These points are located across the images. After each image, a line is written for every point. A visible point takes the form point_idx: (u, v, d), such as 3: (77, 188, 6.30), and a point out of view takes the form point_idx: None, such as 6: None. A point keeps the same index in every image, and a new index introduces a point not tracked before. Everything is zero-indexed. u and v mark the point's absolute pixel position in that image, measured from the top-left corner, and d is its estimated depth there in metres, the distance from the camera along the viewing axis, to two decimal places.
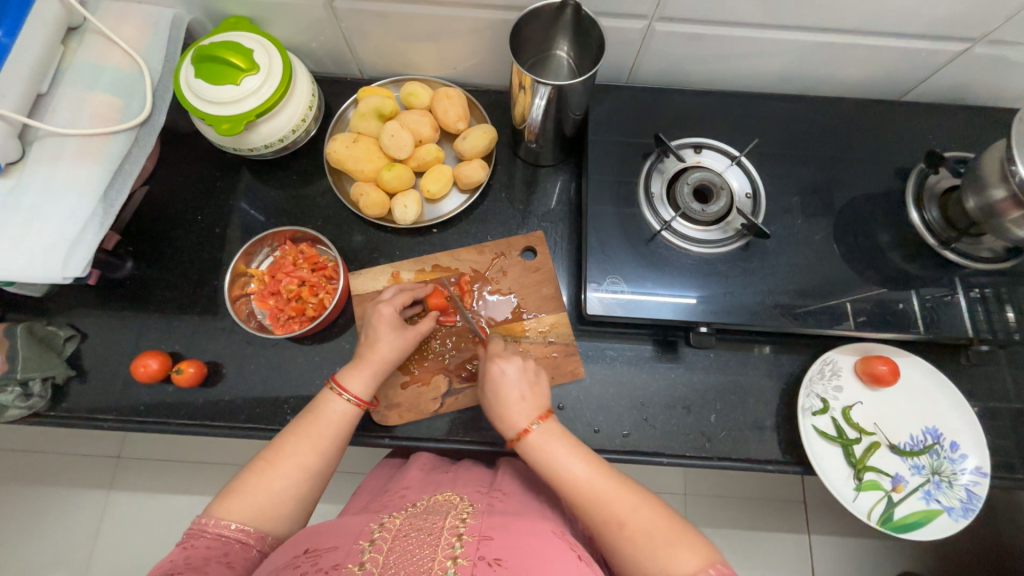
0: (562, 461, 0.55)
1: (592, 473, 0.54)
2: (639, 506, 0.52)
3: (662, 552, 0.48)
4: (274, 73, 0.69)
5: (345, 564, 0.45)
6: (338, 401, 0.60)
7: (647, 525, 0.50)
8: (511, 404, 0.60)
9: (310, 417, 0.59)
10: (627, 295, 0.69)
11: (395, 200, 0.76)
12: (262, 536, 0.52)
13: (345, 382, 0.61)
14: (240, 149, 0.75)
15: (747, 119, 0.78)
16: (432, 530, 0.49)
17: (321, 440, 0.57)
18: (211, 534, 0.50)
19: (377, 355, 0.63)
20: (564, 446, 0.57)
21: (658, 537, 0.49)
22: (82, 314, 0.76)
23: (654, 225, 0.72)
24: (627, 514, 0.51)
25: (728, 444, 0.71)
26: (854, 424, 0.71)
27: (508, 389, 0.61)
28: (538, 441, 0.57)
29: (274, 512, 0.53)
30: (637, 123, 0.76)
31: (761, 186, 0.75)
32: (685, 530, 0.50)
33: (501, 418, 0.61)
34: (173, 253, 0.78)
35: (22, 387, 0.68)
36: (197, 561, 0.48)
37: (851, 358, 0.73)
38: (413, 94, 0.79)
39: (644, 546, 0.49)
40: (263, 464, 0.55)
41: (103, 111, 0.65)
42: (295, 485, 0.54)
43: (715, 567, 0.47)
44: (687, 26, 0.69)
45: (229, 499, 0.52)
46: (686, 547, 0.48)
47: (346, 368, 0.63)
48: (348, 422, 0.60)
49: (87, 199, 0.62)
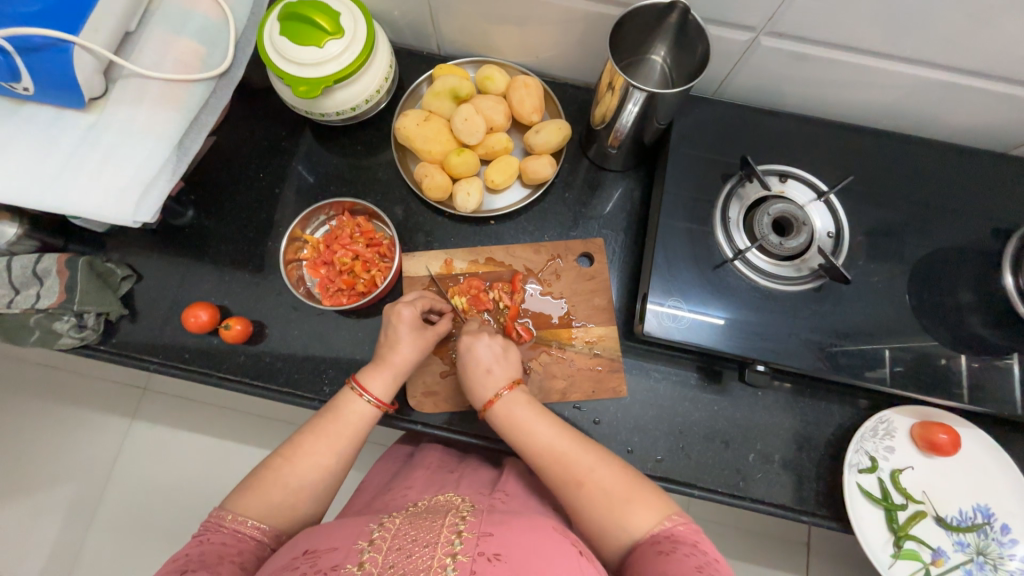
0: (528, 425, 0.57)
1: (557, 437, 0.55)
2: (600, 466, 0.53)
3: (618, 510, 0.50)
4: (358, 40, 0.67)
5: (344, 564, 0.45)
6: (357, 402, 0.60)
7: (606, 484, 0.51)
8: (480, 375, 0.61)
9: (329, 416, 0.59)
10: (687, 320, 0.66)
11: (458, 186, 0.74)
12: (275, 534, 0.53)
13: (366, 383, 0.61)
14: (311, 113, 0.74)
15: (839, 151, 0.73)
16: (431, 527, 0.48)
17: (338, 441, 0.57)
18: (227, 529, 0.50)
19: (398, 357, 0.63)
20: (529, 412, 0.58)
21: (615, 496, 0.50)
22: (140, 255, 0.77)
23: (726, 252, 0.68)
24: (586, 474, 0.52)
25: (764, 486, 0.69)
26: (901, 489, 0.67)
27: (481, 360, 0.62)
28: (505, 409, 0.59)
29: (289, 511, 0.54)
30: (721, 141, 0.72)
31: (845, 225, 0.70)
32: (642, 488, 0.52)
33: (471, 389, 0.62)
34: (232, 208, 0.79)
35: (77, 317, 0.70)
36: (211, 558, 0.47)
37: (908, 420, 0.70)
38: (490, 78, 0.76)
39: (600, 503, 0.51)
40: (281, 461, 0.55)
41: (187, 58, 0.65)
42: (311, 485, 0.55)
43: (671, 519, 0.49)
44: (797, 45, 0.64)
45: (247, 495, 0.53)
46: (642, 504, 0.50)
47: (365, 370, 0.62)
48: (366, 424, 0.60)
49: (163, 144, 0.62)
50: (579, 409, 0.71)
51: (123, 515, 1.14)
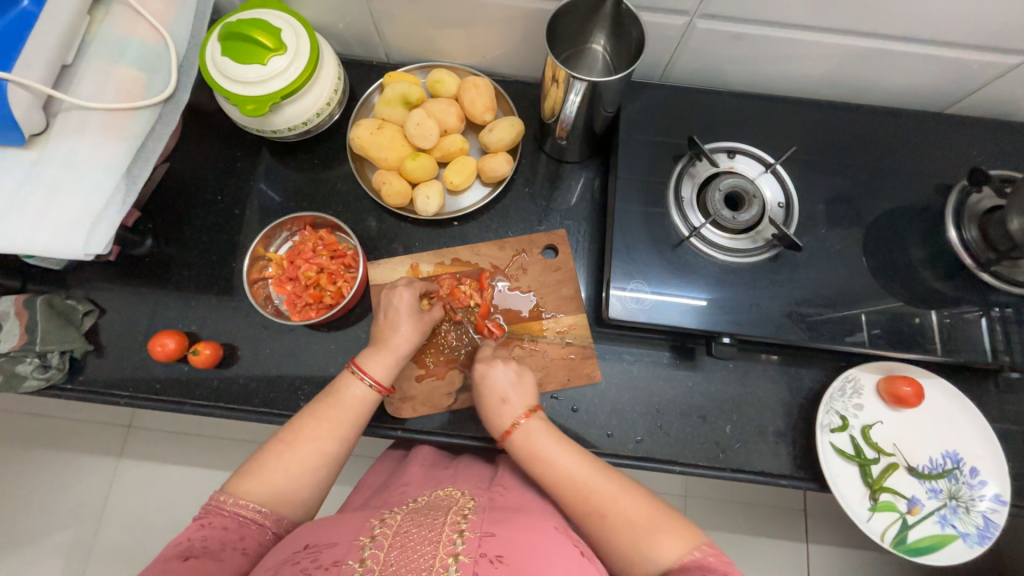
0: (550, 456, 0.56)
1: (577, 467, 0.56)
2: (624, 496, 0.53)
3: (643, 540, 0.50)
4: (301, 55, 0.68)
5: (346, 561, 0.45)
6: (358, 385, 0.60)
7: (629, 514, 0.52)
8: (499, 403, 0.62)
9: (330, 401, 0.58)
10: (650, 300, 0.67)
11: (417, 190, 0.75)
12: (277, 519, 0.52)
13: (365, 366, 0.61)
14: (263, 131, 0.74)
15: (784, 124, 0.75)
16: (433, 525, 0.49)
17: (340, 425, 0.57)
18: (228, 513, 0.50)
19: (397, 339, 0.63)
20: (550, 441, 0.58)
21: (642, 526, 0.51)
22: (101, 289, 0.75)
23: (682, 231, 0.70)
24: (611, 505, 0.52)
25: (742, 455, 0.70)
26: (873, 444, 0.70)
27: (498, 388, 0.62)
28: (523, 436, 0.58)
29: (290, 495, 0.53)
30: (669, 124, 0.74)
31: (795, 194, 0.72)
32: (669, 517, 0.52)
33: (490, 419, 0.62)
34: (192, 233, 0.78)
35: (40, 358, 0.68)
36: (214, 545, 0.47)
37: (874, 376, 0.72)
38: (440, 82, 0.77)
39: (627, 536, 0.51)
40: (280, 444, 0.55)
41: (128, 85, 0.64)
42: (312, 467, 0.54)
43: (699, 549, 0.49)
44: (731, 25, 0.66)
45: (247, 478, 0.52)
46: (669, 534, 0.50)
47: (365, 353, 0.62)
48: (367, 407, 0.60)
49: (112, 174, 0.62)
50: (556, 398, 0.71)
51: (114, 555, 1.12)
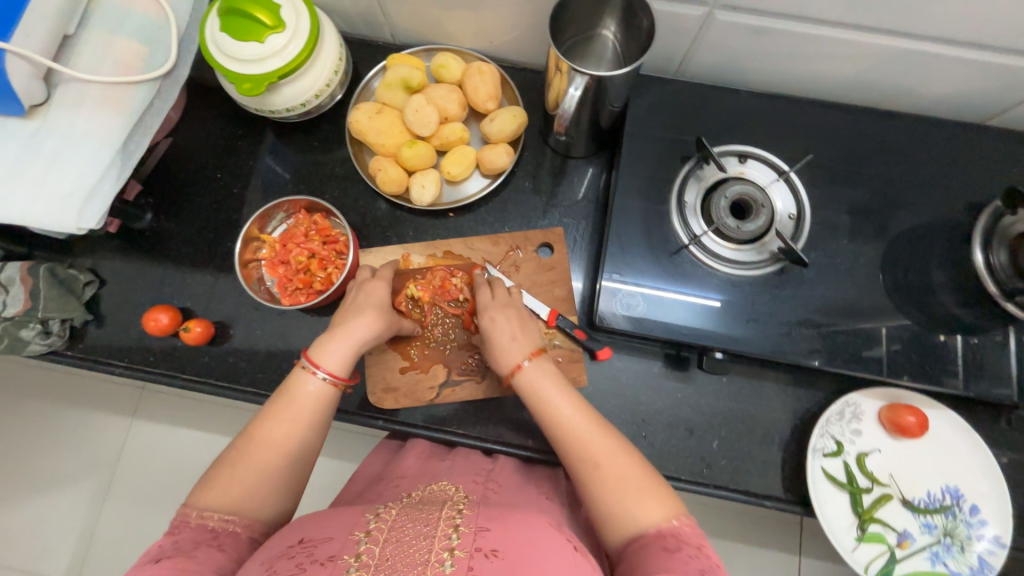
0: (553, 400, 0.55)
1: (578, 416, 0.54)
2: (619, 453, 0.52)
3: (627, 498, 0.49)
4: (300, 33, 0.66)
5: (341, 556, 0.45)
6: (311, 379, 0.58)
7: (621, 471, 0.51)
8: (506, 343, 0.60)
9: (284, 400, 0.57)
10: (642, 309, 0.64)
11: (413, 179, 0.73)
12: (247, 523, 0.52)
13: (317, 359, 0.58)
14: (261, 111, 0.73)
15: (805, 129, 0.70)
16: (427, 520, 0.49)
17: (295, 422, 0.56)
18: (195, 523, 0.50)
19: (354, 327, 0.61)
20: (554, 384, 0.56)
21: (629, 483, 0.50)
22: (103, 260, 0.77)
23: (682, 237, 0.66)
24: (604, 457, 0.51)
25: (728, 472, 0.68)
26: (867, 472, 0.67)
27: (503, 334, 0.60)
28: (532, 377, 0.57)
29: (253, 500, 0.53)
30: (681, 119, 0.69)
31: (808, 205, 0.68)
32: (655, 482, 0.51)
33: (497, 355, 0.60)
34: (192, 209, 0.78)
35: (42, 324, 0.71)
36: (187, 546, 0.48)
37: (877, 402, 0.68)
38: (443, 66, 0.74)
39: (613, 491, 0.50)
40: (237, 452, 0.54)
41: (128, 58, 0.64)
42: (271, 470, 0.54)
43: (678, 519, 0.49)
44: (751, 18, 0.61)
45: (208, 489, 0.52)
46: (653, 497, 0.50)
47: (317, 345, 0.59)
48: (324, 399, 0.58)
49: (107, 147, 0.61)
50: None
51: (120, 511, 1.18)
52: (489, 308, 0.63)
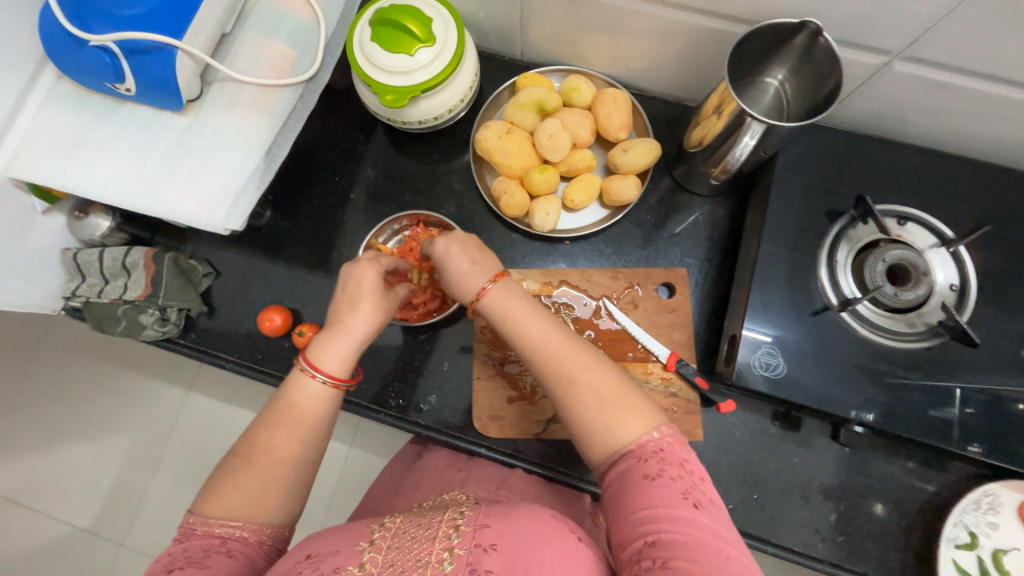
0: (522, 322, 0.52)
1: (549, 334, 0.51)
2: (593, 367, 0.49)
3: (608, 415, 0.46)
4: (448, 47, 0.65)
5: (346, 566, 0.43)
6: (310, 384, 0.53)
7: (598, 386, 0.48)
8: (465, 273, 0.57)
9: (281, 404, 0.53)
10: (782, 372, 0.60)
11: (537, 204, 0.71)
12: (257, 528, 0.49)
13: (317, 362, 0.54)
14: (393, 121, 0.72)
15: (968, 192, 0.65)
16: (429, 524, 0.47)
17: (296, 429, 0.52)
18: (202, 531, 0.48)
19: (354, 321, 0.56)
20: (523, 305, 0.53)
21: (608, 397, 0.47)
22: (219, 253, 0.78)
23: (830, 299, 0.62)
24: (578, 374, 0.48)
25: (845, 551, 0.64)
26: (1004, 572, 0.60)
27: (451, 275, 0.58)
28: (497, 300, 0.54)
29: (265, 506, 0.50)
30: (836, 171, 0.65)
31: (974, 285, 0.61)
32: (634, 395, 0.48)
33: (459, 290, 0.58)
34: (308, 211, 0.79)
35: (160, 311, 0.72)
36: (197, 553, 0.46)
37: (1017, 495, 0.62)
38: (576, 89, 0.72)
39: (589, 406, 0.47)
40: (239, 459, 0.50)
41: (278, 61, 0.64)
42: (281, 478, 0.50)
43: (659, 430, 0.46)
44: (935, 72, 0.57)
45: (213, 496, 0.49)
46: (633, 412, 0.47)
47: (318, 346, 0.55)
48: (325, 408, 0.54)
49: (255, 150, 0.61)
50: None
51: None
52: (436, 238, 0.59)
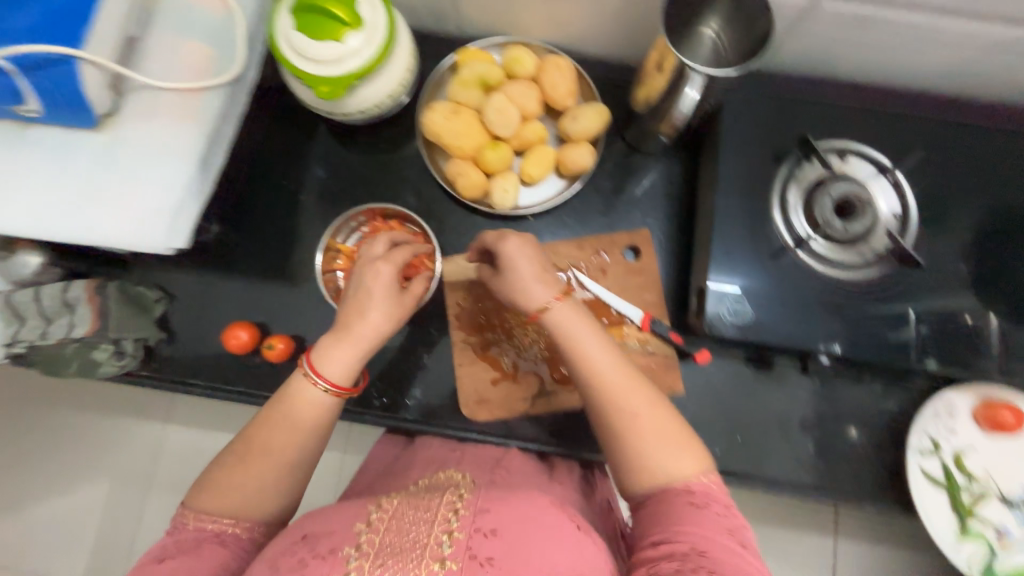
0: (587, 353, 0.51)
1: (614, 369, 0.50)
2: (654, 406, 0.50)
3: (660, 451, 0.48)
4: (379, 28, 0.62)
5: (342, 548, 0.43)
6: (310, 390, 0.52)
7: (663, 426, 0.49)
8: (531, 279, 0.53)
9: (278, 408, 0.52)
10: (750, 316, 0.62)
11: (494, 182, 0.70)
12: (249, 525, 0.50)
13: (318, 367, 0.52)
14: (333, 114, 0.69)
15: (902, 122, 0.68)
16: (429, 505, 0.46)
17: (293, 434, 0.51)
18: (193, 527, 0.48)
19: (365, 327, 0.53)
20: (586, 327, 0.52)
21: (667, 436, 0.48)
22: (169, 275, 0.74)
23: (786, 239, 0.64)
24: (640, 411, 0.49)
25: (825, 473, 0.68)
26: (965, 470, 0.66)
27: (514, 267, 0.53)
28: (563, 319, 0.52)
29: (259, 504, 0.50)
30: (780, 114, 0.66)
31: (913, 205, 0.65)
32: (687, 434, 0.50)
33: (516, 298, 0.54)
34: (258, 219, 0.75)
35: (115, 344, 0.67)
36: (189, 544, 0.47)
37: (971, 399, 0.68)
38: (518, 60, 0.71)
39: (648, 445, 0.48)
40: (234, 459, 0.50)
41: (198, 62, 0.60)
42: (276, 480, 0.50)
43: (707, 476, 0.48)
44: (858, 8, 0.58)
45: (207, 492, 0.49)
46: (687, 451, 0.48)
47: (320, 350, 0.53)
48: (326, 413, 0.53)
49: (189, 162, 0.58)
50: None
51: None
52: (503, 236, 0.55)
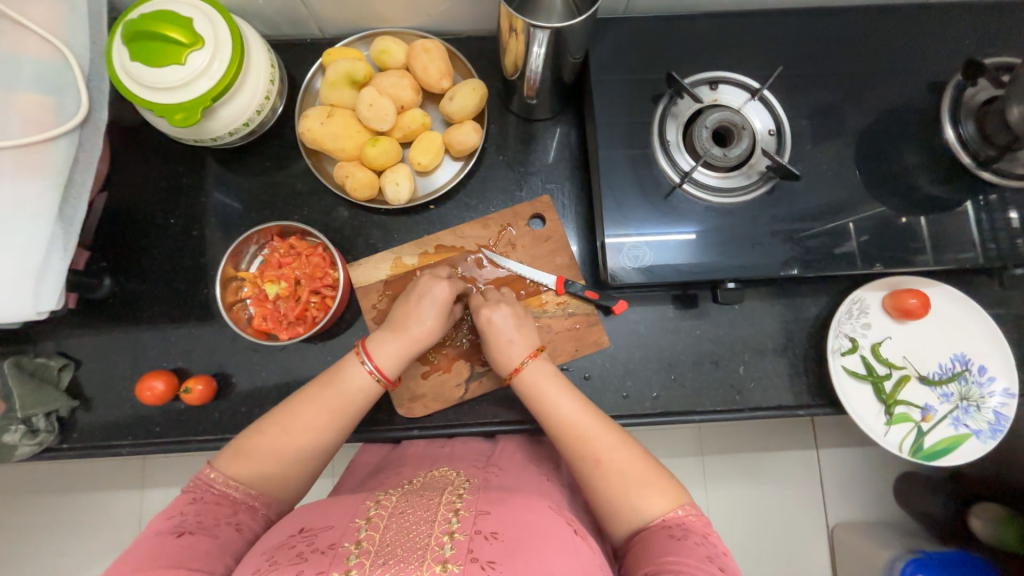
0: (555, 400, 0.56)
1: (580, 411, 0.54)
2: (621, 447, 0.52)
3: (630, 493, 0.49)
4: (222, 44, 0.59)
5: (342, 544, 0.43)
6: (359, 369, 0.58)
7: (626, 464, 0.51)
8: (506, 340, 0.61)
9: (328, 383, 0.57)
10: (649, 258, 0.63)
11: (384, 178, 0.69)
12: (267, 499, 0.52)
13: (374, 352, 0.59)
14: (201, 140, 0.67)
15: (764, 43, 0.69)
16: (428, 506, 0.47)
17: (335, 412, 0.56)
18: (218, 491, 0.50)
19: (420, 329, 0.61)
20: (555, 382, 0.57)
21: (631, 478, 0.50)
22: (70, 340, 0.71)
23: (672, 177, 0.65)
24: (604, 452, 0.51)
25: (758, 393, 0.70)
26: (884, 360, 0.70)
27: (501, 332, 0.61)
28: (531, 376, 0.58)
29: (282, 477, 0.53)
30: (645, 58, 0.67)
31: (786, 122, 0.67)
32: (658, 472, 0.51)
33: (498, 357, 0.61)
34: (153, 263, 0.72)
35: (25, 423, 0.66)
36: (207, 518, 0.48)
37: (879, 293, 0.71)
38: (385, 51, 0.69)
39: (617, 484, 0.50)
40: (274, 429, 0.54)
41: (34, 113, 0.56)
42: (307, 455, 0.54)
43: (683, 508, 0.49)
44: None
45: (236, 459, 0.52)
46: (658, 489, 0.49)
47: (379, 338, 0.60)
48: (367, 399, 0.58)
49: (44, 218, 0.55)
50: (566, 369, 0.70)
51: None
52: (496, 299, 0.64)
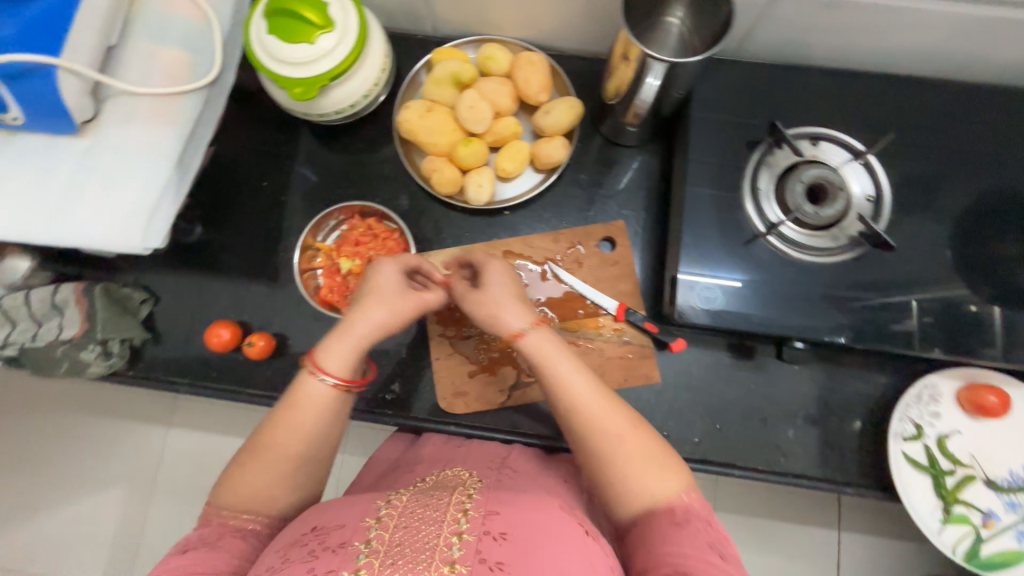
0: (570, 375, 0.52)
1: (603, 394, 0.52)
2: (637, 432, 0.50)
3: (638, 472, 0.48)
4: (350, 31, 0.63)
5: (352, 541, 0.43)
6: (313, 383, 0.53)
7: (644, 445, 0.49)
8: (502, 303, 0.58)
9: (288, 406, 0.53)
10: (720, 302, 0.62)
11: (468, 177, 0.71)
12: (268, 520, 0.50)
13: (323, 361, 0.54)
14: (309, 115, 0.71)
15: (874, 106, 0.67)
16: (438, 504, 0.46)
17: (303, 426, 0.52)
18: (218, 521, 0.49)
19: (357, 323, 0.56)
20: (561, 353, 0.54)
21: (649, 461, 0.49)
22: (154, 276, 0.76)
23: (757, 226, 0.64)
24: (626, 433, 0.49)
25: (805, 460, 0.68)
26: (948, 454, 0.66)
27: (487, 299, 0.58)
28: (536, 343, 0.54)
29: (275, 496, 0.51)
30: (749, 103, 0.67)
31: (887, 189, 0.65)
32: (669, 455, 0.50)
33: (495, 324, 0.57)
34: (239, 219, 0.77)
35: (102, 345, 0.70)
36: (211, 535, 0.47)
37: (954, 383, 0.67)
38: (492, 58, 0.72)
39: (634, 466, 0.48)
40: (252, 454, 0.51)
41: (173, 68, 0.61)
42: (287, 473, 0.51)
43: (688, 494, 0.48)
44: None
45: (228, 491, 0.50)
46: (669, 471, 0.49)
47: (324, 345, 0.55)
48: (333, 406, 0.54)
49: (164, 164, 0.59)
50: None
51: None
52: (492, 257, 0.62)
